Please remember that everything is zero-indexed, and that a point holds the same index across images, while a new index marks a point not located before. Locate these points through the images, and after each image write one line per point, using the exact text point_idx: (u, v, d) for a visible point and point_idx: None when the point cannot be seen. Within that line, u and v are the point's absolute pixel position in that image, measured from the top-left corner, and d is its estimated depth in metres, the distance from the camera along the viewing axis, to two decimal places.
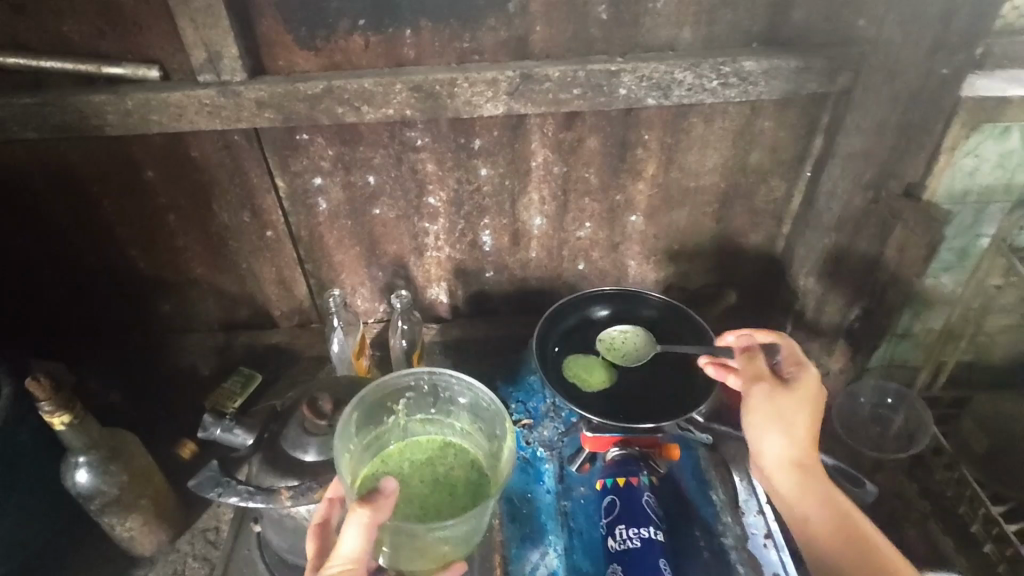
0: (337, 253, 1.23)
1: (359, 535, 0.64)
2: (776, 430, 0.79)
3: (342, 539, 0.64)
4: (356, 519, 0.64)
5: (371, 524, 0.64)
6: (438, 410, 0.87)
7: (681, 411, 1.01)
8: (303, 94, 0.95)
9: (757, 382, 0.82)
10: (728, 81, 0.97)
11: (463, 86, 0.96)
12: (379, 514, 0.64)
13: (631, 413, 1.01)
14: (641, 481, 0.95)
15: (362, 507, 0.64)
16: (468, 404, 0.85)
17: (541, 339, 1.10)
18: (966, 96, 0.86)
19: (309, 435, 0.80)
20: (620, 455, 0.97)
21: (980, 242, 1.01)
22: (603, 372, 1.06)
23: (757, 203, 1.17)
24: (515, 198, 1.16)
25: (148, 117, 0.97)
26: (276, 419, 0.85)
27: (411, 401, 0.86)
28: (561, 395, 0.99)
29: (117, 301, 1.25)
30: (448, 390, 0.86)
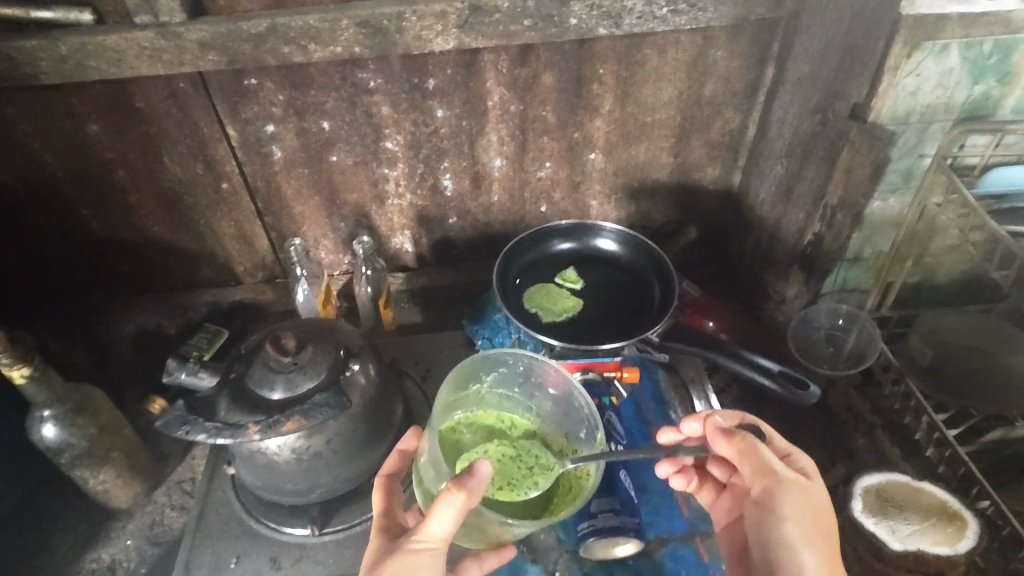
0: (296, 205, 1.22)
1: (452, 517, 0.63)
2: (816, 547, 0.72)
3: (433, 520, 0.64)
4: (449, 502, 0.63)
5: (464, 509, 0.63)
6: (523, 391, 0.88)
7: (636, 332, 1.07)
8: (247, 34, 0.92)
9: (782, 490, 0.74)
10: (678, 8, 0.97)
11: (412, 20, 0.94)
12: (471, 500, 0.63)
13: (589, 338, 1.08)
14: (602, 403, 1.01)
15: (456, 493, 0.63)
16: (557, 397, 0.87)
17: (503, 275, 1.14)
18: (908, 14, 0.84)
19: (275, 374, 0.81)
20: (584, 381, 1.01)
21: (924, 161, 1.03)
22: (567, 303, 1.11)
23: (712, 136, 1.19)
24: (474, 139, 1.15)
25: (85, 63, 0.93)
26: (242, 359, 0.86)
27: (502, 376, 0.87)
28: (523, 325, 1.05)
29: (72, 263, 1.23)
30: (541, 376, 0.87)
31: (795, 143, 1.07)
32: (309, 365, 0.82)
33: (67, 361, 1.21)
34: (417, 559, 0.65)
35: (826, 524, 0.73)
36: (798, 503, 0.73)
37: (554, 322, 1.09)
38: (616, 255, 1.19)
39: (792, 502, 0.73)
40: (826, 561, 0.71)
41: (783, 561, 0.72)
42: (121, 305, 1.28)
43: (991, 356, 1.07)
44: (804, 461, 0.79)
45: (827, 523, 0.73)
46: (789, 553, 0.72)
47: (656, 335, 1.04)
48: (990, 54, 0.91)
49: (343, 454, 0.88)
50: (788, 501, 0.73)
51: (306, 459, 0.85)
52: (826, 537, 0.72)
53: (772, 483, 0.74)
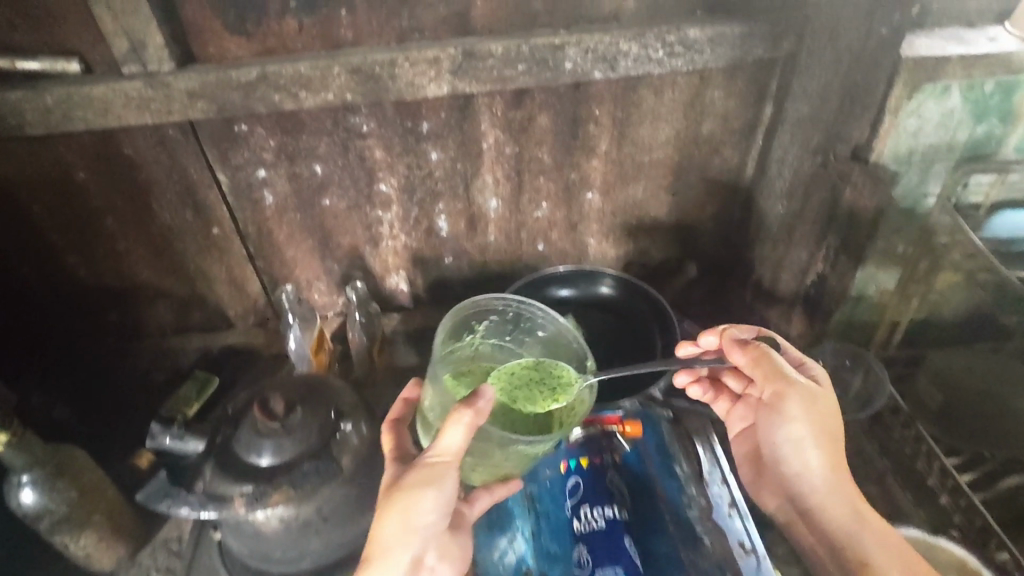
0: (288, 249, 1.20)
1: (461, 434, 0.68)
2: (815, 444, 0.81)
3: (444, 436, 0.68)
4: (458, 419, 0.68)
5: (472, 425, 0.68)
6: (513, 338, 0.91)
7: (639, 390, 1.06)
8: (236, 82, 0.91)
9: (788, 395, 0.82)
10: (674, 51, 0.95)
11: (404, 66, 0.92)
12: (479, 418, 0.68)
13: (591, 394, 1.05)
14: (604, 462, 0.95)
15: (463, 409, 0.67)
16: (546, 338, 0.90)
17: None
18: (905, 57, 0.87)
19: (262, 438, 0.77)
20: (584, 436, 0.96)
21: (928, 201, 1.03)
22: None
23: (711, 173, 1.17)
24: (469, 181, 1.13)
25: (72, 114, 0.91)
26: (228, 422, 0.82)
27: (492, 324, 0.89)
28: None
29: (58, 310, 1.20)
30: (530, 321, 0.90)
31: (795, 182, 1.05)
32: (299, 429, 0.79)
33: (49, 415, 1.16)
34: (433, 472, 0.70)
35: (828, 423, 0.81)
36: (804, 407, 0.81)
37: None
38: (614, 301, 1.19)
39: (798, 406, 0.81)
40: (825, 453, 0.81)
41: (784, 452, 0.83)
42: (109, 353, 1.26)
43: (997, 397, 1.03)
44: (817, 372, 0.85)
45: (829, 422, 0.81)
46: (792, 447, 0.82)
47: (658, 391, 1.06)
48: (992, 94, 0.92)
49: (334, 519, 0.84)
50: (794, 405, 0.81)
51: (295, 526, 0.81)
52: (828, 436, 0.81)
53: (780, 388, 0.82)
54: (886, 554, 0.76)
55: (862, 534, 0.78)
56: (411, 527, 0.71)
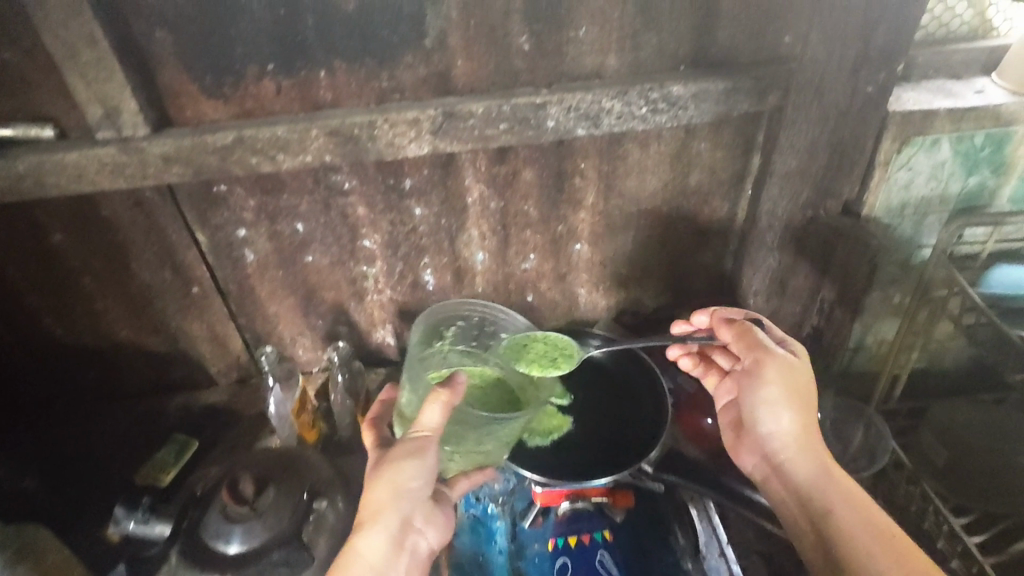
0: (271, 305, 1.17)
1: (440, 412, 0.72)
2: (790, 408, 0.83)
3: (422, 415, 0.73)
4: (437, 397, 0.72)
5: (449, 404, 0.72)
6: (479, 344, 0.98)
7: (634, 458, 0.96)
8: (212, 146, 0.89)
9: (765, 363, 0.85)
10: (657, 107, 0.93)
11: (383, 127, 0.91)
12: (456, 396, 0.73)
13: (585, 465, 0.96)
14: (593, 539, 0.93)
15: (441, 390, 0.72)
16: (509, 340, 0.97)
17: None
18: (894, 111, 0.88)
19: (231, 524, 0.81)
20: (572, 510, 0.94)
21: (923, 251, 1.01)
22: (551, 422, 1.01)
23: (701, 223, 1.15)
24: (454, 236, 1.11)
25: (44, 180, 0.89)
26: (197, 505, 0.86)
27: (459, 332, 0.97)
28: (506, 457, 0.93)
29: (35, 372, 1.16)
30: (494, 325, 0.99)
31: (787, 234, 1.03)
32: (269, 512, 0.82)
33: (19, 486, 1.12)
34: (415, 447, 0.73)
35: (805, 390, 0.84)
36: (781, 376, 0.84)
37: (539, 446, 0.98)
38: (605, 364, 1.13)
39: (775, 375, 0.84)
40: (799, 418, 0.83)
41: (761, 418, 0.85)
42: (83, 417, 1.21)
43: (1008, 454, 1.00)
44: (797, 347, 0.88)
45: (804, 389, 0.84)
46: (767, 412, 0.85)
47: (650, 465, 0.93)
48: (982, 146, 0.91)
49: None
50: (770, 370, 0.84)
51: None
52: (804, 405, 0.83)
53: (759, 356, 0.85)
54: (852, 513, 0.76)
55: (830, 492, 0.78)
56: (399, 496, 0.74)
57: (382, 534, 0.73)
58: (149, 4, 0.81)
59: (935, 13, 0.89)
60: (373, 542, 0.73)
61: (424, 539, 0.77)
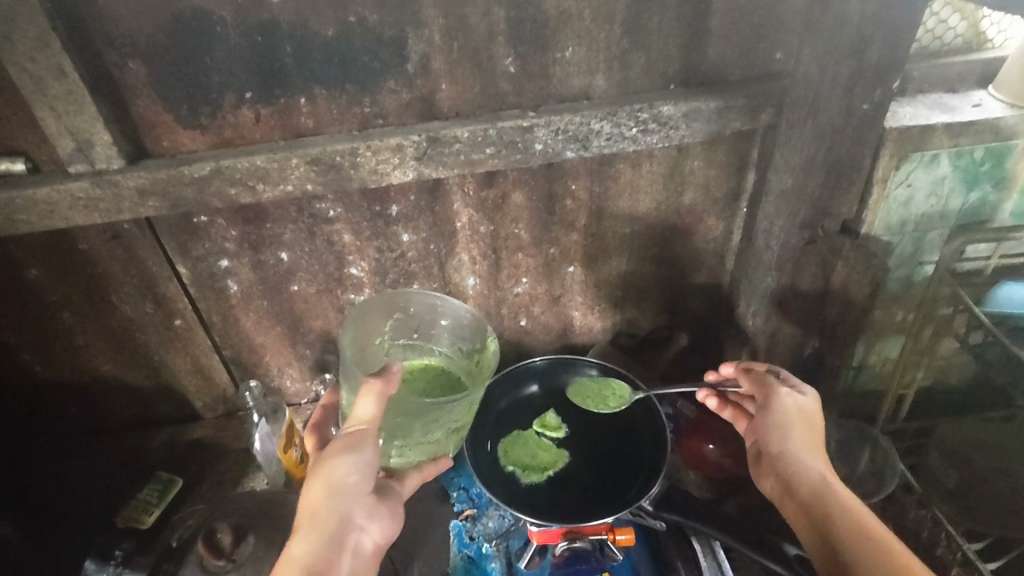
0: (257, 336, 1.13)
1: (373, 403, 0.71)
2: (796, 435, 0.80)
3: (358, 405, 0.71)
4: (369, 388, 0.71)
5: (382, 394, 0.71)
6: (420, 336, 0.94)
7: (627, 496, 0.93)
8: (189, 177, 0.86)
9: (775, 396, 0.84)
10: (648, 128, 0.91)
11: (366, 154, 0.88)
12: (389, 387, 0.72)
13: (578, 505, 0.92)
14: None
15: (374, 379, 0.71)
16: (450, 325, 0.94)
17: (471, 431, 1.01)
18: (891, 127, 0.85)
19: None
20: (570, 551, 0.89)
21: (925, 269, 0.98)
22: (546, 457, 0.98)
23: (696, 244, 1.13)
24: (443, 261, 1.08)
25: (15, 217, 0.86)
26: (172, 558, 0.82)
27: (397, 325, 0.94)
28: (495, 497, 0.90)
29: (14, 410, 1.13)
30: (431, 314, 0.94)
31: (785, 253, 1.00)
32: (249, 563, 0.78)
33: None
34: (350, 442, 0.70)
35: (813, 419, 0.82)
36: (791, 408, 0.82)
37: (535, 483, 0.95)
38: None
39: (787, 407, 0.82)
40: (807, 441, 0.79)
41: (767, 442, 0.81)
42: (63, 457, 1.16)
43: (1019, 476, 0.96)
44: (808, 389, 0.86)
45: (810, 418, 0.82)
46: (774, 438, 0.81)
47: (649, 502, 0.90)
48: (982, 161, 0.88)
49: None
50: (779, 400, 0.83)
51: None
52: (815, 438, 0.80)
53: (769, 393, 0.84)
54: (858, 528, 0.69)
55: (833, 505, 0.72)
56: (336, 491, 0.70)
57: (317, 534, 0.69)
58: (120, 34, 0.78)
59: (929, 25, 0.87)
60: (306, 541, 0.68)
61: (365, 537, 0.72)
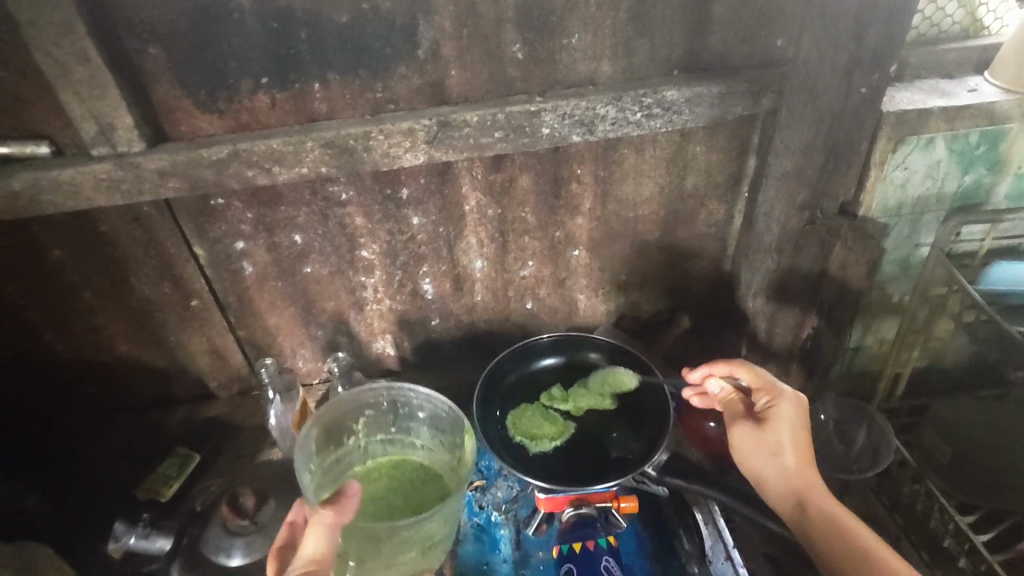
0: (270, 317, 1.17)
1: (324, 536, 0.65)
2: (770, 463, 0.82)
3: (304, 543, 0.65)
4: (319, 520, 0.66)
5: (335, 525, 0.66)
6: (398, 429, 0.96)
7: (632, 461, 0.96)
8: (207, 160, 0.89)
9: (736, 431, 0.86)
10: (652, 112, 0.93)
11: (379, 138, 0.91)
12: (341, 516, 0.67)
13: (585, 471, 0.96)
14: (598, 545, 0.93)
15: (325, 510, 0.67)
16: (429, 417, 0.96)
17: (480, 402, 1.05)
18: (889, 111, 0.87)
19: (235, 537, 0.82)
20: (575, 518, 0.94)
21: (921, 250, 1.01)
22: (552, 428, 1.01)
23: (698, 227, 1.15)
24: (452, 243, 1.11)
25: (40, 198, 0.89)
26: (197, 519, 0.85)
27: (371, 422, 0.96)
28: (505, 464, 0.94)
29: (37, 389, 1.16)
30: (407, 406, 0.96)
31: None
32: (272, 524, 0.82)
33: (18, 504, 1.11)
34: None
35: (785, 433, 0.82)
36: (763, 445, 0.83)
37: (541, 453, 0.98)
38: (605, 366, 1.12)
39: (754, 440, 0.84)
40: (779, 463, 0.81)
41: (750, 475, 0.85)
42: (83, 433, 1.20)
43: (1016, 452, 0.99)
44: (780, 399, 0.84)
45: (778, 439, 0.82)
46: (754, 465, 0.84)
47: (652, 469, 0.95)
48: (977, 145, 0.91)
49: None
50: (740, 434, 0.85)
51: None
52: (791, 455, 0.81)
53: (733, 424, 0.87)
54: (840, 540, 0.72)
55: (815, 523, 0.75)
56: None
57: None
58: (141, 21, 0.81)
59: (925, 13, 0.89)
60: None
61: None
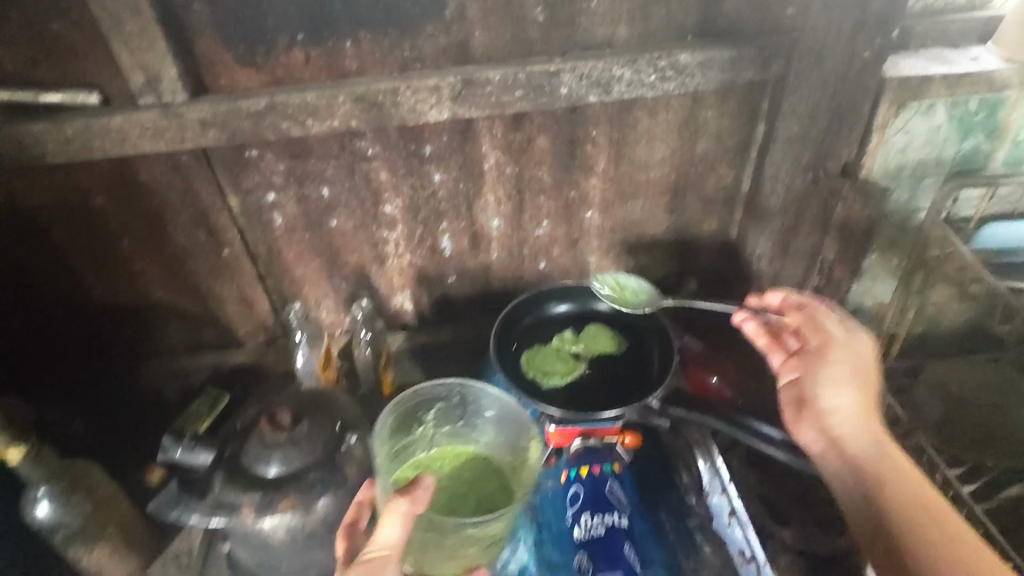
0: (297, 268, 1.23)
1: (398, 525, 0.72)
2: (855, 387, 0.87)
3: (380, 528, 0.72)
4: (394, 509, 0.72)
5: (409, 515, 0.72)
6: (464, 423, 0.98)
7: (639, 396, 1.04)
8: (246, 111, 0.95)
9: (833, 345, 0.91)
10: (665, 75, 0.98)
11: (406, 94, 0.97)
12: (415, 507, 0.73)
13: (595, 402, 1.03)
14: (604, 471, 1.00)
15: (399, 500, 0.72)
16: (495, 417, 0.97)
17: (499, 337, 1.12)
18: (892, 77, 0.91)
19: (270, 450, 0.87)
20: (583, 448, 0.99)
21: (919, 215, 1.05)
22: (562, 368, 1.07)
23: (708, 191, 1.20)
24: (471, 201, 1.17)
25: (91, 143, 0.96)
26: (236, 436, 0.92)
27: (440, 414, 0.98)
28: (521, 393, 1.01)
29: (78, 330, 1.23)
30: (476, 403, 0.98)
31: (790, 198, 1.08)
32: (304, 441, 0.88)
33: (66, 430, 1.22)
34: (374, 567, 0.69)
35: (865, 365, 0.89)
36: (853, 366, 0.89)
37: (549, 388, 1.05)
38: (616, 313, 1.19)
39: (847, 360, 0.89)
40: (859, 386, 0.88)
41: (809, 384, 0.91)
42: (120, 373, 1.28)
43: (1006, 410, 1.03)
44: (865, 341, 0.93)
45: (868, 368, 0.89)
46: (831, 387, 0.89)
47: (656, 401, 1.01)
48: (977, 112, 0.95)
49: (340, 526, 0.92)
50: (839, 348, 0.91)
51: (299, 536, 0.88)
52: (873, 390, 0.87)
53: (825, 340, 0.92)
54: (894, 469, 0.80)
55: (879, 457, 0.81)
56: None
57: None
58: None
59: None
60: None
61: None
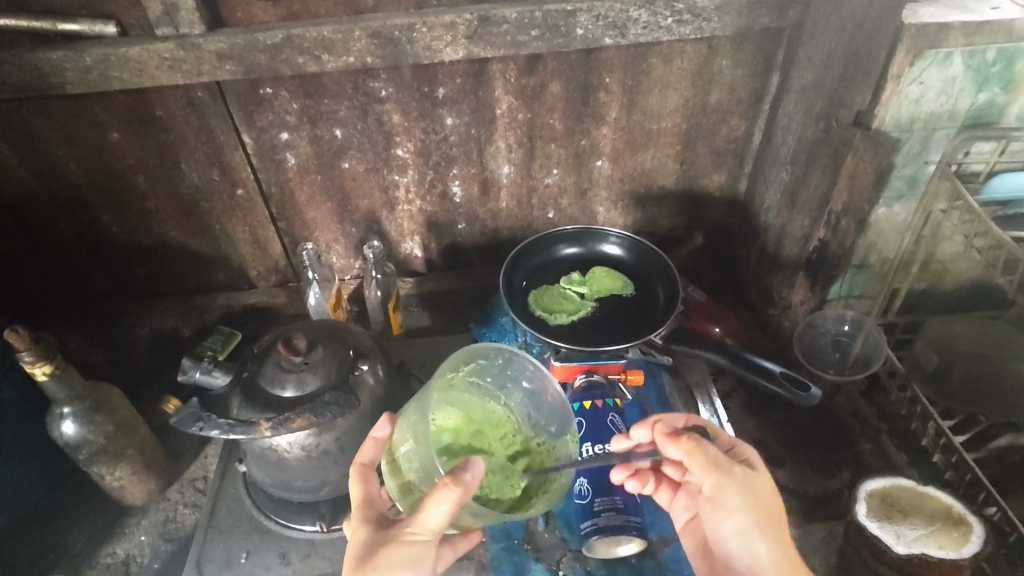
0: (309, 210, 1.24)
1: (447, 512, 0.63)
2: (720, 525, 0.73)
3: (427, 512, 0.64)
4: (445, 497, 0.63)
5: (458, 505, 0.63)
6: (493, 381, 0.86)
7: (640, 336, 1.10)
8: (262, 44, 0.96)
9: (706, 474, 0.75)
10: (682, 18, 1.00)
11: (422, 30, 0.97)
12: (466, 496, 0.63)
13: (599, 338, 1.10)
14: (606, 404, 1.01)
15: (451, 489, 0.63)
16: (531, 392, 0.86)
17: (509, 275, 1.19)
18: (911, 23, 0.87)
19: (286, 374, 0.91)
20: (586, 382, 1.03)
21: (928, 168, 1.05)
22: (569, 306, 1.13)
23: (718, 143, 1.21)
24: (482, 146, 1.17)
25: (108, 73, 0.97)
26: (253, 360, 0.96)
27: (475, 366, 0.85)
28: (529, 326, 1.08)
29: (93, 264, 1.26)
30: (518, 371, 0.87)
31: (800, 149, 1.09)
32: (319, 365, 0.92)
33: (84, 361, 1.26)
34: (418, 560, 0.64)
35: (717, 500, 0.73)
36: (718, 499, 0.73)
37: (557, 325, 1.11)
38: (622, 257, 1.24)
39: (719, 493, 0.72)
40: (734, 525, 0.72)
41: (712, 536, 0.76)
42: (134, 309, 1.31)
43: (1000, 362, 1.06)
44: (746, 455, 0.76)
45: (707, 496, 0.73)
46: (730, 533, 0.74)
47: (659, 339, 1.10)
48: (994, 62, 0.93)
49: (350, 450, 0.97)
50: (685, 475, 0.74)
51: (312, 455, 0.94)
52: (766, 519, 0.72)
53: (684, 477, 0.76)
54: None
55: None
56: None
57: None
58: None
59: None
60: None
61: None
